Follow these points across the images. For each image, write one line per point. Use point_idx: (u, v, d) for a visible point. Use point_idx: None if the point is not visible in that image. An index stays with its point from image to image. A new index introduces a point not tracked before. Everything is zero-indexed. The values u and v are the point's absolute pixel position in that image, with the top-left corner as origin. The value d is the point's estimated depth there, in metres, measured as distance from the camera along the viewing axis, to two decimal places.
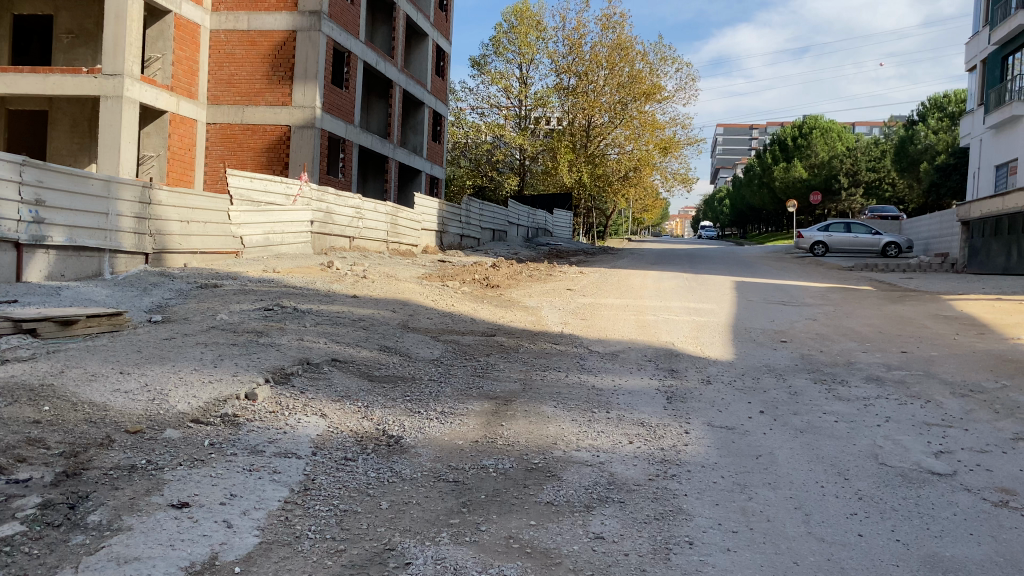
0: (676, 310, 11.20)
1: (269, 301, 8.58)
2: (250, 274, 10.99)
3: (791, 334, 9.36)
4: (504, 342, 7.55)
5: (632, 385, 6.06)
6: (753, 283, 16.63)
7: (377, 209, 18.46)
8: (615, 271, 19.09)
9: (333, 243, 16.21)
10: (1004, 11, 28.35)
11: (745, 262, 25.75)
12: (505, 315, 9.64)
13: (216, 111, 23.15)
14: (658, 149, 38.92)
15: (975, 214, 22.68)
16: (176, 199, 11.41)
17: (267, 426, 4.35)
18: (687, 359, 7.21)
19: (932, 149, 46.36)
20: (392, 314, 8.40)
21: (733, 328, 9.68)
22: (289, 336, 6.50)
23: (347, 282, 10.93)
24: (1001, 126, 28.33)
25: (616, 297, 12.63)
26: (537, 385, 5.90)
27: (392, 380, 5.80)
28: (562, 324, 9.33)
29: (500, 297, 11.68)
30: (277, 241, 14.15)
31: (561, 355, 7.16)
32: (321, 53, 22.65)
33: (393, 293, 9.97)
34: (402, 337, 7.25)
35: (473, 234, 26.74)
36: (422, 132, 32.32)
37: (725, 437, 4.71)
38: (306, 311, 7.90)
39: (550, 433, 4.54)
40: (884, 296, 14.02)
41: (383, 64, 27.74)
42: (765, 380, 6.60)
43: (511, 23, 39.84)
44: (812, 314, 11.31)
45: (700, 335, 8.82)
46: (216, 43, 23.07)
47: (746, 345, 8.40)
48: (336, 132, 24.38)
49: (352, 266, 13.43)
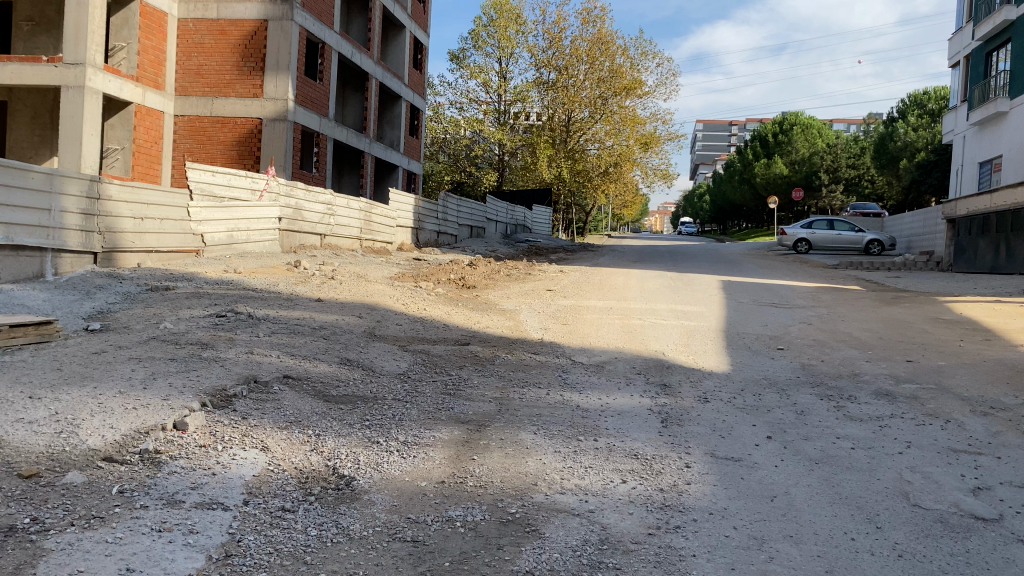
0: (662, 312, 10.60)
1: (223, 306, 7.85)
2: (208, 275, 10.24)
3: (787, 341, 8.78)
4: (480, 353, 6.90)
5: (622, 405, 5.42)
6: (738, 282, 16.09)
7: (350, 205, 17.70)
8: (596, 270, 18.51)
9: (302, 240, 15.45)
10: (988, 6, 28.04)
11: (728, 259, 25.22)
12: (482, 320, 8.98)
13: (184, 103, 22.25)
14: (639, 144, 38.35)
15: (961, 212, 22.33)
16: (129, 193, 10.58)
17: (193, 466, 3.65)
18: (680, 371, 6.59)
19: (911, 146, 46.17)
20: (358, 321, 7.72)
21: (725, 333, 9.10)
22: (237, 349, 5.79)
23: (313, 283, 10.21)
24: (986, 123, 28.05)
25: (598, 299, 12.01)
26: (515, 405, 5.25)
27: (351, 401, 5.12)
28: (542, 330, 8.69)
29: (477, 300, 11.01)
30: (242, 239, 13.37)
31: (541, 367, 6.51)
32: (293, 44, 21.84)
33: (360, 296, 9.26)
34: (367, 347, 6.58)
35: (450, 231, 26.05)
36: (399, 126, 31.54)
37: (731, 472, 4.10)
38: (262, 318, 7.19)
39: (529, 470, 3.89)
40: (876, 297, 13.51)
41: (359, 55, 26.94)
42: (767, 397, 6.00)
43: (490, 16, 39.14)
44: (805, 317, 10.76)
45: (690, 343, 8.23)
46: (184, 32, 22.16)
47: (742, 355, 7.81)
48: (310, 125, 23.56)
49: (320, 265, 12.70)
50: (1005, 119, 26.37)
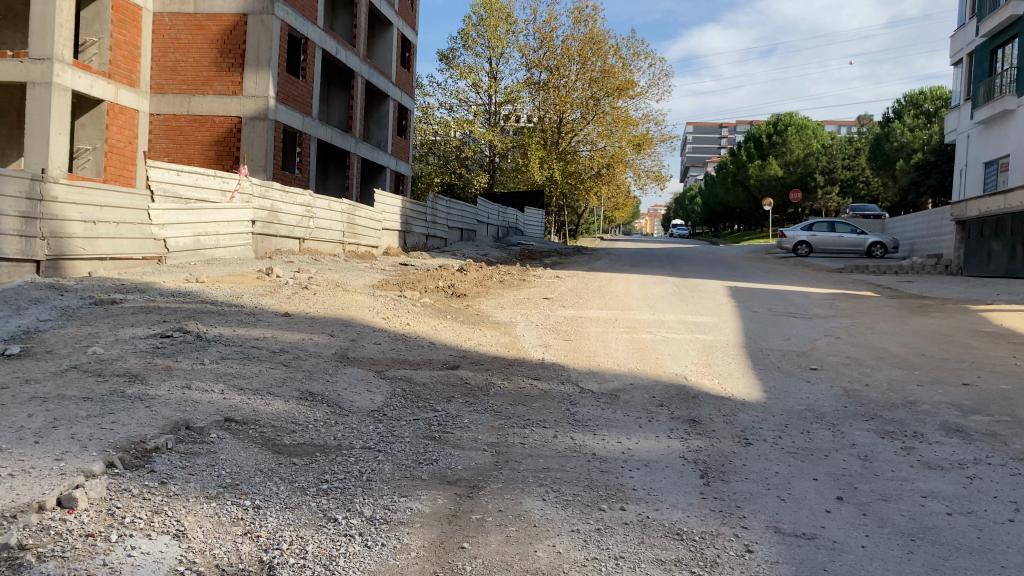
0: (674, 324, 9.58)
1: (174, 324, 6.77)
2: (166, 286, 9.14)
3: (819, 359, 7.77)
4: (471, 379, 5.84)
5: (651, 452, 4.37)
6: (745, 288, 15.09)
7: (331, 206, 16.60)
8: (593, 274, 17.53)
9: (278, 245, 14.37)
10: (993, 2, 27.17)
11: (729, 263, 24.24)
12: (474, 335, 7.92)
13: (160, 101, 21.11)
14: (631, 146, 37.56)
15: (971, 213, 21.45)
16: (78, 193, 9.47)
17: (68, 572, 2.58)
18: (709, 403, 5.56)
19: (908, 147, 45.57)
20: (330, 340, 6.65)
21: (748, 350, 8.08)
22: (171, 383, 4.69)
23: (283, 294, 9.12)
24: (991, 122, 27.23)
25: (600, 308, 10.97)
26: (515, 454, 4.19)
27: (308, 452, 4.07)
28: (542, 347, 7.64)
29: (467, 311, 9.93)
30: (210, 244, 12.26)
31: (546, 399, 5.43)
32: (274, 38, 20.73)
33: (335, 309, 8.19)
34: (336, 376, 5.54)
35: (439, 234, 25.01)
36: (387, 126, 30.50)
37: (807, 558, 3.07)
38: (214, 339, 6.10)
39: (538, 566, 2.84)
40: (897, 304, 12.54)
41: (344, 52, 25.82)
42: (819, 437, 4.95)
43: (480, 15, 38.11)
44: (830, 329, 9.76)
45: (712, 363, 7.20)
46: (159, 26, 21.02)
47: (776, 378, 6.78)
48: (292, 123, 22.43)
49: (296, 273, 11.62)
50: (1012, 117, 25.49)
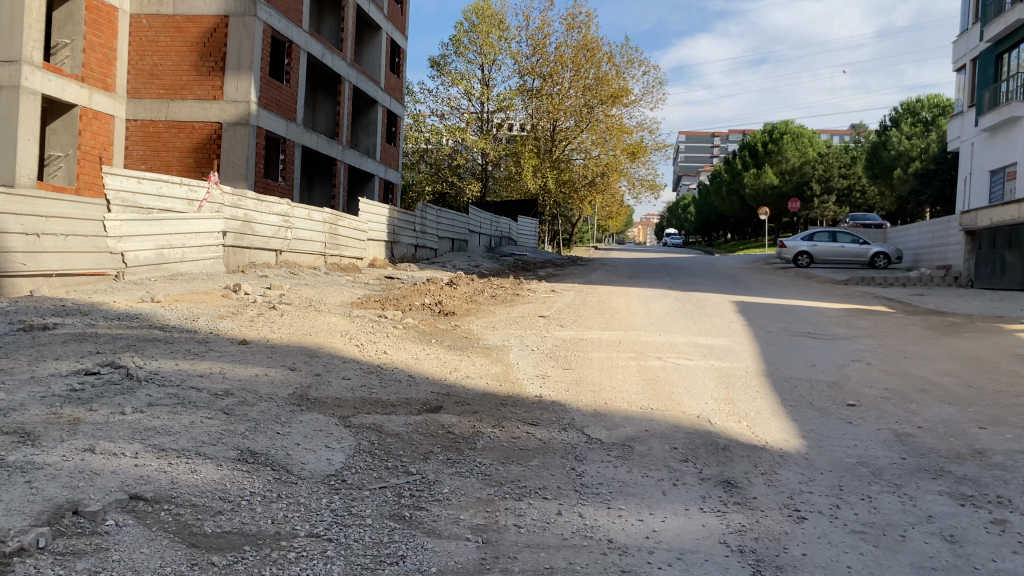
0: (685, 348, 8.61)
1: (108, 357, 5.74)
2: (116, 306, 8.11)
3: (854, 393, 6.82)
4: (454, 428, 4.82)
5: (684, 538, 3.39)
6: (753, 304, 14.13)
7: (311, 216, 15.59)
8: (591, 287, 16.66)
9: (252, 257, 13.38)
10: (999, 5, 26.41)
11: (730, 275, 23.35)
12: (460, 364, 6.91)
13: (137, 106, 20.08)
14: (626, 154, 36.57)
15: (983, 223, 20.50)
16: (18, 203, 8.46)
17: None
18: (745, 459, 4.60)
19: (905, 155, 44.83)
20: (290, 377, 5.64)
21: (775, 381, 7.13)
22: (70, 447, 3.66)
23: (247, 317, 8.11)
24: (997, 129, 26.42)
25: (601, 328, 9.98)
26: (507, 546, 3.19)
27: (234, 544, 3.08)
28: (539, 380, 6.63)
29: (454, 333, 8.92)
30: (175, 258, 11.23)
31: (545, 453, 4.45)
32: (256, 41, 19.74)
33: (302, 335, 7.17)
34: (289, 427, 4.54)
35: (429, 244, 24.02)
36: (375, 133, 29.50)
37: None
38: (151, 379, 5.09)
39: None
40: (921, 322, 11.59)
41: (330, 56, 24.85)
42: (886, 507, 3.97)
43: (472, 23, 37.28)
44: (856, 353, 8.81)
45: (737, 401, 6.22)
46: (137, 29, 20.01)
47: (815, 420, 5.80)
48: (275, 129, 21.41)
49: (267, 290, 10.61)
50: (1020, 123, 24.61)
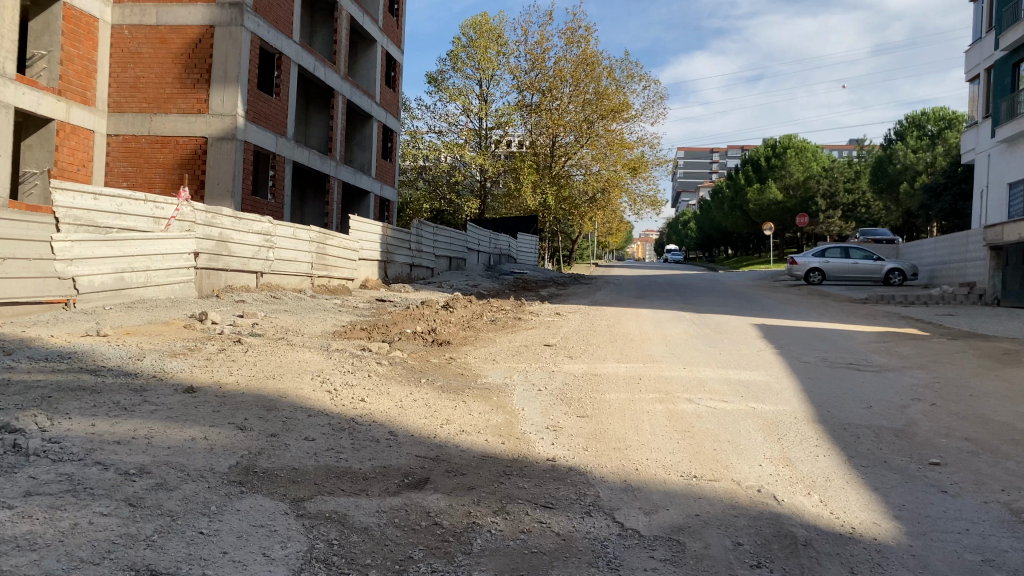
0: (718, 387, 7.37)
1: (7, 416, 4.48)
2: (50, 342, 6.88)
3: (932, 445, 5.63)
4: (443, 518, 3.61)
5: None
6: (777, 328, 12.95)
7: (296, 234, 14.44)
8: (599, 309, 15.50)
9: (229, 280, 12.23)
10: (1016, 12, 25.42)
11: (742, 293, 22.21)
12: (453, 414, 5.68)
13: (118, 120, 18.92)
14: (627, 170, 35.69)
15: (1009, 238, 19.30)
16: None
17: None
18: (841, 564, 3.39)
19: (912, 169, 43.77)
20: (236, 442, 4.41)
21: (834, 431, 5.94)
22: None
23: (207, 355, 6.88)
24: (1015, 140, 25.34)
25: (617, 360, 8.77)
26: None
27: None
28: (550, 435, 5.39)
29: (448, 368, 7.74)
30: (139, 282, 10.03)
31: (568, 561, 3.25)
32: (243, 52, 18.64)
33: (264, 378, 5.96)
34: (220, 522, 3.33)
35: (425, 263, 22.88)
36: (371, 148, 28.41)
37: None
38: (54, 448, 3.90)
39: None
40: (970, 348, 10.40)
41: (322, 69, 23.77)
42: None
43: (470, 38, 36.36)
44: (913, 390, 7.59)
45: (800, 463, 4.99)
46: (118, 40, 18.88)
47: (909, 490, 4.55)
48: (263, 145, 20.26)
49: (239, 318, 9.38)
50: None
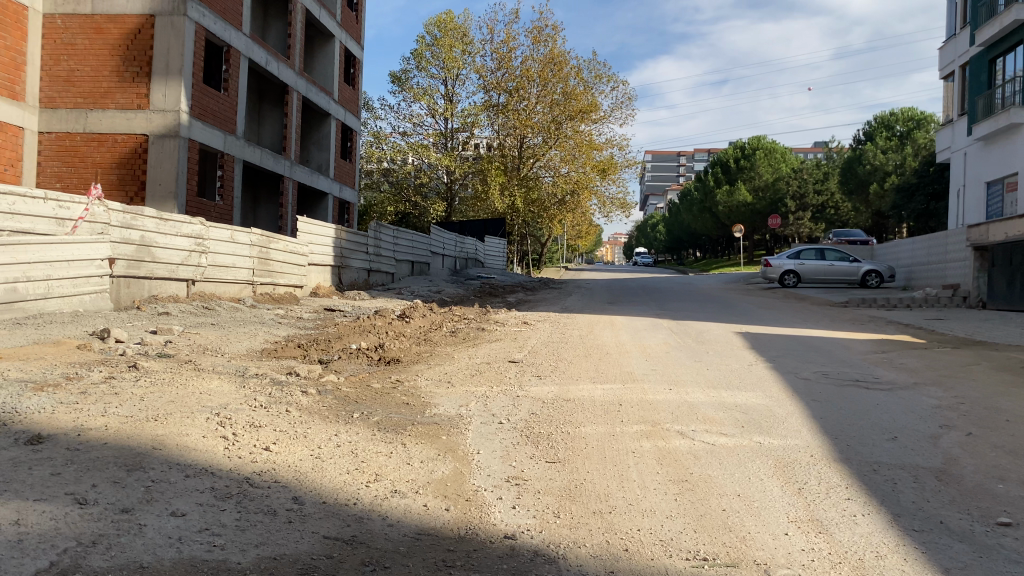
0: (715, 415, 6.17)
1: None
2: None
3: (995, 495, 4.47)
4: None
5: None
6: (764, 337, 11.86)
7: (234, 238, 13.07)
8: (572, 316, 14.32)
9: (152, 289, 10.83)
10: (991, 8, 24.75)
11: (720, 298, 21.13)
12: (386, 465, 4.40)
13: (50, 116, 17.33)
14: (596, 171, 34.53)
15: (995, 238, 18.46)
16: None
17: None
18: None
19: (881, 170, 43.22)
20: (69, 527, 3.13)
21: (866, 475, 4.79)
22: None
23: (89, 386, 5.49)
24: (992, 138, 24.63)
25: (593, 380, 7.58)
26: None
27: None
28: (508, 492, 4.15)
29: (392, 396, 6.45)
30: (40, 291, 8.59)
31: None
32: (186, 42, 17.12)
33: (147, 421, 4.62)
34: None
35: (384, 269, 21.50)
36: (328, 147, 26.96)
37: None
38: None
39: None
40: (978, 360, 9.38)
41: (275, 63, 22.29)
42: None
43: (434, 36, 35.03)
44: (939, 414, 6.50)
45: (837, 531, 3.80)
46: (50, 30, 17.29)
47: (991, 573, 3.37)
48: (209, 143, 18.74)
49: (153, 336, 7.97)
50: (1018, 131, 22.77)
